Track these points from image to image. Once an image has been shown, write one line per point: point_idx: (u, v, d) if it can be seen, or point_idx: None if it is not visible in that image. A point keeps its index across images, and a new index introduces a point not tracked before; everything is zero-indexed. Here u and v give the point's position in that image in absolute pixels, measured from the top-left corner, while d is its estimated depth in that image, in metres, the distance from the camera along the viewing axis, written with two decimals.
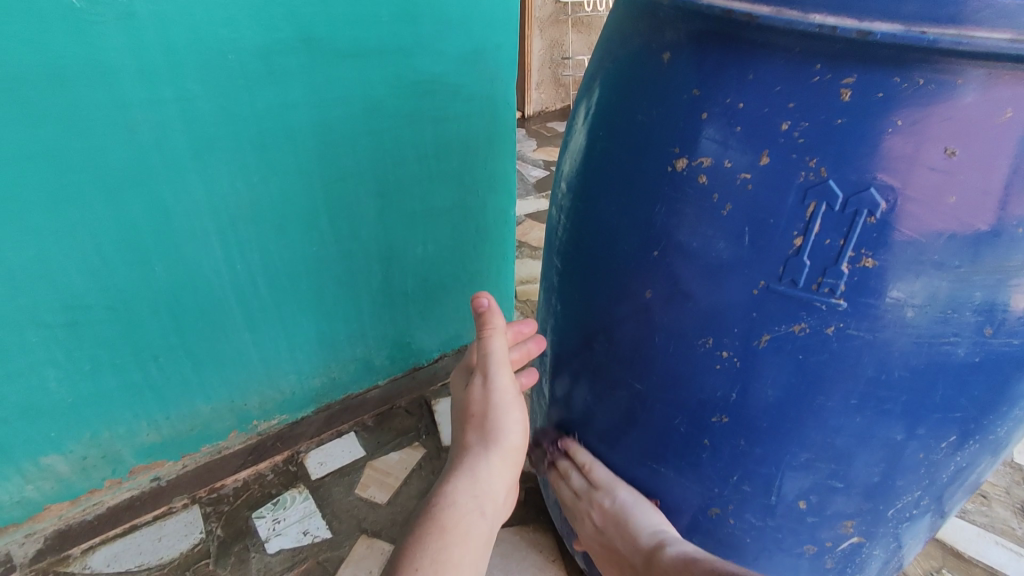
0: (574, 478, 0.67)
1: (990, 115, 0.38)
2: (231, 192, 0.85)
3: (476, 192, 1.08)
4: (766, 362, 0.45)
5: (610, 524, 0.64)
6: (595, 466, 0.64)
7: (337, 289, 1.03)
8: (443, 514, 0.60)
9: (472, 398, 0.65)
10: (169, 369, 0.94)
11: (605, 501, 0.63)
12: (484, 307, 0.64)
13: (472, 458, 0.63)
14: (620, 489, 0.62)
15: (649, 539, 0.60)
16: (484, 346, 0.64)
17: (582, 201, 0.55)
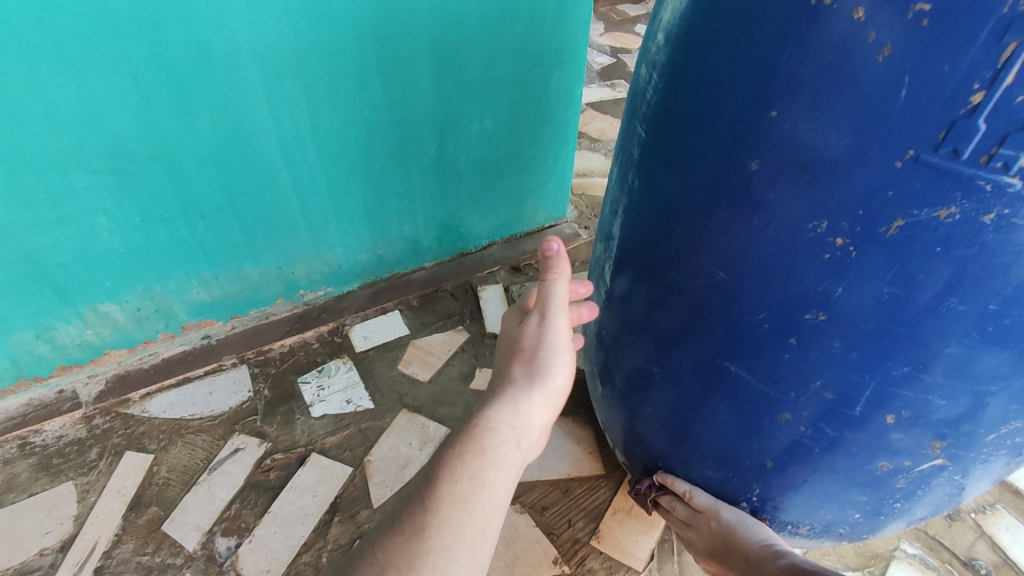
0: (678, 506, 0.70)
1: None
2: (279, 40, 0.77)
3: (541, 65, 0.97)
4: (888, 252, 0.39)
5: (718, 547, 0.66)
6: (695, 493, 0.67)
7: (388, 161, 0.97)
8: (484, 435, 0.55)
9: (525, 333, 0.62)
10: (217, 229, 0.93)
11: (711, 523, 0.66)
12: (553, 252, 0.62)
13: (516, 390, 0.59)
14: (723, 511, 0.65)
15: (757, 552, 0.63)
16: (546, 287, 0.63)
17: (684, 51, 0.46)
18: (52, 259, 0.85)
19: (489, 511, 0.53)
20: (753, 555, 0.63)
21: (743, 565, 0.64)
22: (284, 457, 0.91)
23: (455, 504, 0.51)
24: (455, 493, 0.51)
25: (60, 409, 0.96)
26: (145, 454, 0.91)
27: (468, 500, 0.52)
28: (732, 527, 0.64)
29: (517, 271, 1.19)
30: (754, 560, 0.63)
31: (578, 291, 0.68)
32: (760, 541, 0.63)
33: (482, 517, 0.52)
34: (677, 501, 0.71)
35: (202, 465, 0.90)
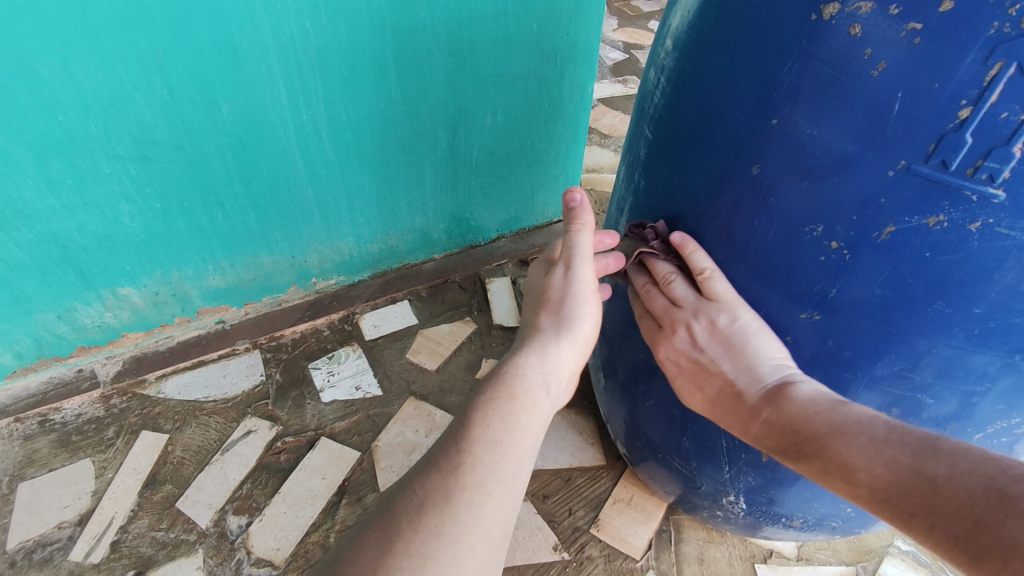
0: (678, 286, 0.52)
1: None
2: (299, 33, 0.79)
3: (555, 62, 0.99)
4: (880, 256, 0.41)
5: (715, 344, 0.51)
6: (715, 276, 0.49)
7: (402, 153, 0.99)
8: (514, 380, 0.54)
9: (551, 285, 0.59)
10: (234, 217, 0.95)
11: (720, 320, 0.50)
12: (576, 202, 0.59)
13: (544, 338, 0.57)
14: (744, 309, 0.49)
15: (772, 375, 0.49)
16: (569, 239, 0.58)
17: (691, 58, 0.48)
18: (75, 242, 0.88)
19: (522, 454, 0.51)
20: (757, 368, 0.49)
21: (742, 376, 0.50)
22: (295, 440, 0.94)
23: (486, 445, 0.49)
24: (488, 434, 0.50)
25: (79, 389, 0.99)
26: (160, 434, 0.94)
27: (499, 442, 0.50)
28: (753, 334, 0.49)
29: (525, 264, 1.21)
30: (763, 377, 0.49)
31: (603, 241, 0.61)
32: (774, 357, 0.49)
33: (515, 459, 0.50)
34: (679, 276, 0.52)
35: (216, 446, 0.93)
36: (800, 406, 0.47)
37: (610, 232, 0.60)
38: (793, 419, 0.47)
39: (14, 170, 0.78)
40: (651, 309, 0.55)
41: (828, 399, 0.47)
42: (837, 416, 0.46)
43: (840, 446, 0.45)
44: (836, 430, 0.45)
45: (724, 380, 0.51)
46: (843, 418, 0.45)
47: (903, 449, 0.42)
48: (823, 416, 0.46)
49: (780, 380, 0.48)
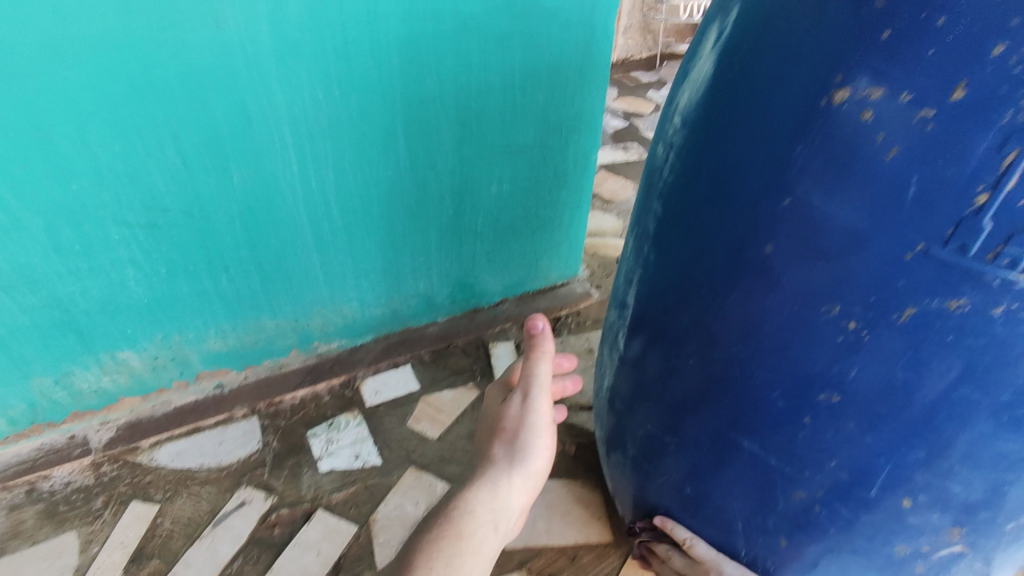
0: (676, 559, 0.70)
1: None
2: (312, 105, 0.81)
3: (560, 131, 1.01)
4: (902, 338, 0.40)
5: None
6: (695, 543, 0.66)
7: (407, 219, 1.00)
8: (461, 519, 0.63)
9: (507, 413, 0.69)
10: (239, 282, 0.95)
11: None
12: (537, 332, 0.69)
13: (496, 472, 0.66)
14: (726, 566, 0.64)
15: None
16: (530, 367, 0.69)
17: (701, 135, 0.47)
18: (78, 307, 0.87)
19: None
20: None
21: None
22: (289, 513, 0.90)
23: None
24: None
25: (70, 455, 0.96)
26: (150, 504, 0.91)
27: None
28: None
29: None
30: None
31: (561, 365, 0.77)
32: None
33: None
34: (675, 552, 0.71)
35: (207, 518, 0.90)
36: None
37: (566, 357, 0.78)
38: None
39: (24, 236, 0.78)
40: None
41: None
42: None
43: None
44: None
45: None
46: None
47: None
48: None
49: None
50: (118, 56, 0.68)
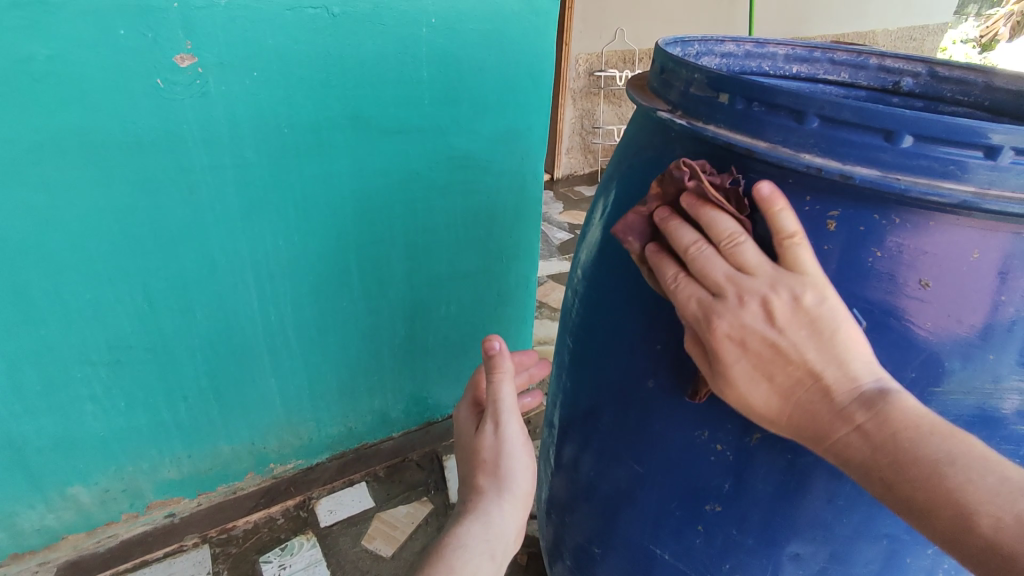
0: (750, 248, 0.40)
1: (959, 253, 0.40)
2: (272, 249, 0.90)
3: (502, 259, 1.13)
4: (758, 457, 0.49)
5: (800, 326, 0.38)
6: (799, 243, 0.40)
7: (361, 343, 1.08)
8: (454, 555, 0.57)
9: (483, 443, 0.61)
10: (197, 410, 0.99)
11: (806, 294, 0.38)
12: (496, 350, 0.61)
13: (483, 503, 0.59)
14: (833, 290, 0.39)
15: (870, 378, 0.38)
16: (495, 389, 0.61)
17: (596, 289, 0.58)
18: (31, 445, 0.89)
19: None
20: (854, 364, 0.38)
21: (837, 376, 0.38)
22: None
23: None
24: None
25: None
26: None
27: None
28: (843, 322, 0.38)
29: None
30: (856, 377, 0.38)
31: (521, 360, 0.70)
32: (864, 356, 0.39)
33: None
34: (747, 240, 0.40)
35: None
36: (909, 421, 0.36)
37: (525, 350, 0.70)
38: (899, 433, 0.36)
39: None
40: (707, 279, 0.41)
41: (936, 419, 0.37)
42: (954, 441, 0.36)
43: (960, 482, 0.35)
44: (954, 458, 0.35)
45: (809, 372, 0.38)
46: (963, 444, 0.36)
47: None
48: (937, 436, 0.36)
49: (879, 387, 0.38)
50: (97, 220, 0.77)
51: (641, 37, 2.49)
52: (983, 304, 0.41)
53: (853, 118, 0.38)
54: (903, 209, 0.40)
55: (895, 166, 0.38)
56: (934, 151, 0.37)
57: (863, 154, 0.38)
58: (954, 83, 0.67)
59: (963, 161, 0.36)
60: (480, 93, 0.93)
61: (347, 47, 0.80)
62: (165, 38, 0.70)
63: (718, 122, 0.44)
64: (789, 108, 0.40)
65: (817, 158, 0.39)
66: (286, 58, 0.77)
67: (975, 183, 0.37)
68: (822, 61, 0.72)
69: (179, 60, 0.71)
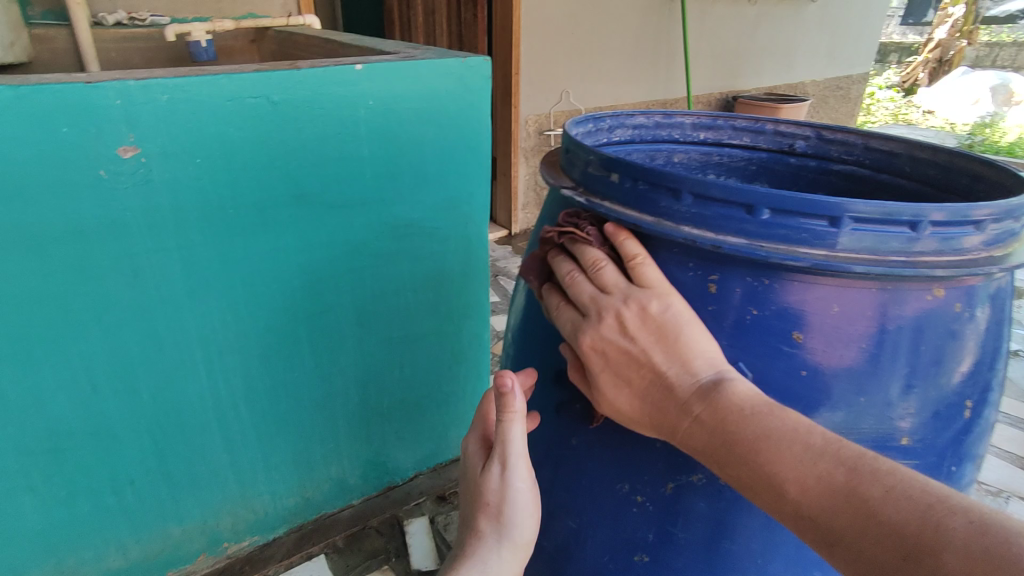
0: (609, 270, 0.46)
1: (822, 308, 0.45)
2: (221, 325, 0.92)
3: (453, 319, 1.16)
4: (674, 507, 0.52)
5: (647, 332, 0.44)
6: (645, 263, 0.46)
7: (316, 412, 1.08)
8: None
9: (486, 485, 0.53)
10: (144, 492, 0.97)
11: (651, 306, 0.44)
12: (507, 388, 0.50)
13: (480, 553, 0.53)
14: (676, 300, 0.45)
15: (707, 371, 0.43)
16: (503, 432, 0.52)
17: (524, 352, 0.63)
18: None
19: None
20: (694, 361, 0.43)
21: (677, 372, 0.43)
22: None
23: None
24: None
25: None
26: None
27: None
28: (685, 324, 0.44)
29: (444, 499, 1.25)
30: (695, 371, 0.43)
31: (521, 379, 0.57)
32: (707, 352, 0.44)
33: None
34: (608, 261, 0.47)
35: None
36: (736, 404, 0.41)
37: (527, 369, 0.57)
38: (727, 415, 0.40)
39: None
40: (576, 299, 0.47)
41: (764, 402, 0.41)
42: (774, 418, 0.40)
43: (771, 454, 0.38)
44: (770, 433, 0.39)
45: (654, 371, 0.43)
46: (781, 421, 0.39)
47: (840, 466, 0.37)
48: (759, 417, 0.40)
49: (715, 377, 0.42)
50: (38, 308, 0.77)
51: (587, 96, 2.62)
52: (852, 351, 0.46)
53: (719, 194, 0.43)
54: (772, 271, 0.45)
55: (758, 235, 0.43)
56: (789, 221, 0.42)
57: (730, 226, 0.44)
58: (838, 145, 0.74)
59: (813, 229, 0.42)
60: (420, 166, 0.99)
61: (289, 130, 0.84)
62: (108, 132, 0.72)
63: (612, 198, 0.49)
64: (667, 187, 0.45)
65: (693, 230, 0.45)
66: (229, 144, 0.80)
67: (827, 247, 0.42)
68: (725, 128, 0.79)
69: (122, 152, 0.74)
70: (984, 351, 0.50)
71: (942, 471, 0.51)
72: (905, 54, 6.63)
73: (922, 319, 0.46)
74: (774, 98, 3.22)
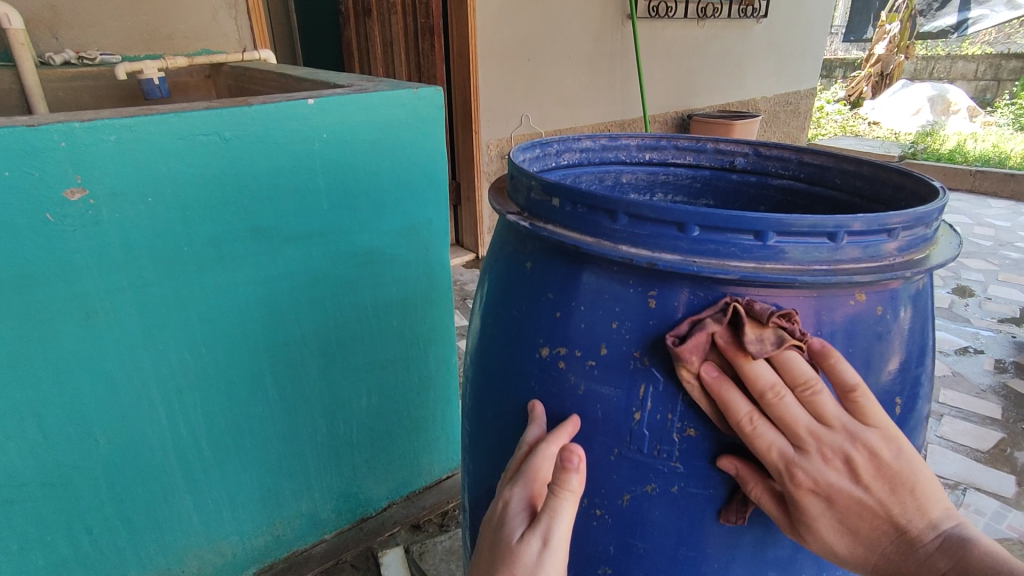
0: (829, 403, 0.44)
1: None
2: (179, 363, 0.90)
3: (419, 344, 1.16)
4: (631, 518, 0.53)
5: (882, 479, 0.43)
6: (864, 395, 0.44)
7: (281, 446, 1.07)
8: None
9: (517, 557, 0.47)
10: (103, 541, 0.94)
11: (883, 450, 0.43)
12: (572, 465, 0.48)
13: None
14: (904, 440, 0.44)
15: (944, 521, 0.43)
16: (557, 505, 0.47)
17: (479, 374, 0.64)
18: None
19: None
20: (932, 510, 0.43)
21: (916, 522, 0.43)
22: None
23: None
24: None
25: None
26: None
27: None
28: (920, 468, 0.43)
29: (418, 528, 1.24)
30: (935, 522, 0.43)
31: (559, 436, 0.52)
32: (941, 498, 0.43)
33: None
34: (823, 388, 0.44)
35: None
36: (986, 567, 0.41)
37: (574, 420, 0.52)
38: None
39: None
40: (790, 432, 0.44)
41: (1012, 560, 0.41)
42: None
43: None
44: None
45: (891, 524, 0.43)
46: None
47: None
48: None
49: (951, 527, 0.43)
50: None
51: (546, 119, 2.67)
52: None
53: (651, 214, 0.45)
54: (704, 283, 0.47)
55: (689, 251, 0.45)
56: (718, 236, 0.44)
57: (664, 243, 0.46)
58: (775, 160, 0.78)
59: (739, 244, 0.44)
60: (378, 195, 1.00)
61: (242, 166, 0.85)
62: (54, 174, 0.71)
63: (555, 221, 0.51)
64: (605, 209, 0.47)
65: (630, 249, 0.47)
66: (181, 181, 0.80)
67: (753, 259, 0.45)
68: (668, 148, 0.82)
69: (69, 194, 0.73)
70: (910, 349, 0.53)
71: None
72: (849, 69, 6.94)
73: (849, 322, 0.49)
74: (727, 115, 3.34)
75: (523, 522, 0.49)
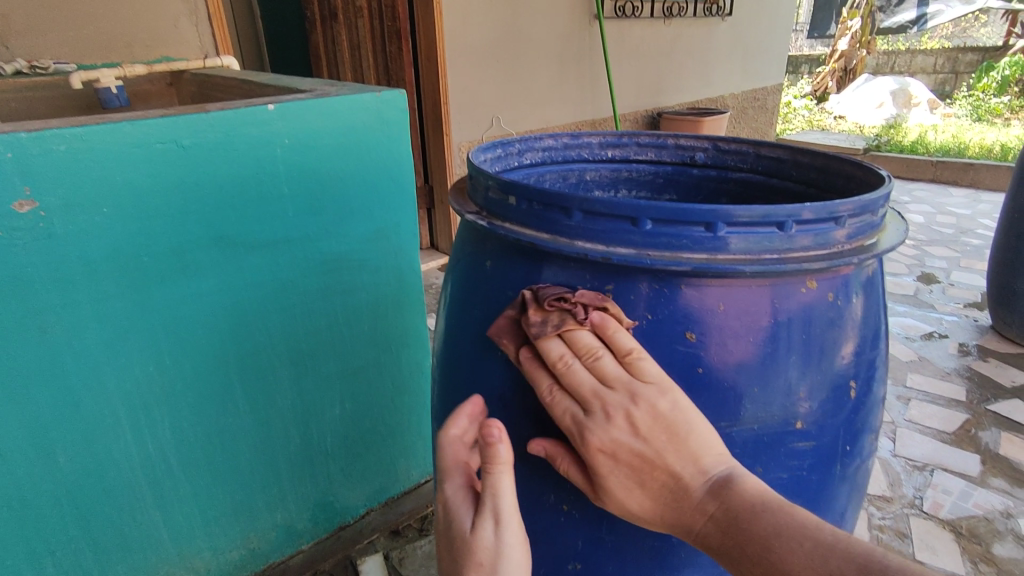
0: (608, 363, 0.45)
1: (709, 307, 0.48)
2: (144, 377, 0.89)
3: (392, 348, 1.16)
4: (598, 512, 0.53)
5: (659, 431, 0.43)
6: (644, 357, 0.45)
7: (254, 457, 1.05)
8: None
9: (476, 545, 0.46)
10: (69, 562, 0.91)
11: (660, 403, 0.44)
12: (495, 438, 0.46)
13: None
14: (679, 394, 0.45)
15: (717, 467, 0.44)
16: (493, 483, 0.46)
17: (445, 376, 0.64)
18: None
19: None
20: (705, 458, 0.44)
21: (687, 470, 0.43)
22: None
23: None
24: None
25: None
26: None
27: None
28: (694, 421, 0.44)
29: (397, 534, 1.25)
30: (706, 469, 0.43)
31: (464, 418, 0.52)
32: (715, 447, 0.44)
33: None
34: (607, 353, 0.45)
35: None
36: (747, 502, 0.42)
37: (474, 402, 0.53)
38: (740, 513, 0.42)
39: None
40: (576, 395, 0.45)
41: (772, 496, 0.42)
42: (785, 515, 0.41)
43: (784, 556, 0.40)
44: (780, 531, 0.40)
45: (668, 473, 0.43)
46: (790, 519, 0.41)
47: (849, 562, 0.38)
48: (769, 513, 0.41)
49: (724, 473, 0.43)
50: None
51: (517, 120, 2.68)
52: (746, 345, 0.49)
53: (605, 210, 0.46)
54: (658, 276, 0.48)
55: (643, 245, 0.46)
56: (670, 229, 0.45)
57: (618, 238, 0.46)
58: (733, 155, 0.80)
59: (690, 236, 0.45)
60: (343, 200, 0.99)
61: (202, 174, 0.83)
62: (2, 187, 0.69)
63: (511, 219, 0.51)
64: (559, 206, 0.47)
65: (585, 244, 0.47)
66: (137, 190, 0.79)
67: (705, 250, 0.45)
68: (630, 145, 0.83)
69: (19, 206, 0.71)
70: (864, 333, 0.54)
71: (838, 450, 0.54)
72: (814, 65, 7.08)
73: (804, 310, 0.50)
74: (696, 112, 3.38)
75: (468, 510, 0.48)
